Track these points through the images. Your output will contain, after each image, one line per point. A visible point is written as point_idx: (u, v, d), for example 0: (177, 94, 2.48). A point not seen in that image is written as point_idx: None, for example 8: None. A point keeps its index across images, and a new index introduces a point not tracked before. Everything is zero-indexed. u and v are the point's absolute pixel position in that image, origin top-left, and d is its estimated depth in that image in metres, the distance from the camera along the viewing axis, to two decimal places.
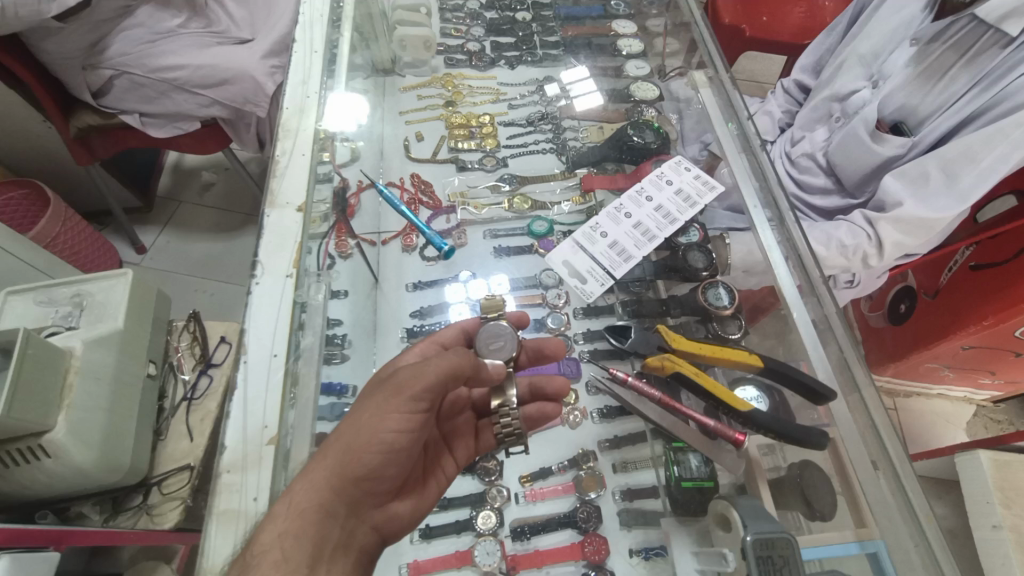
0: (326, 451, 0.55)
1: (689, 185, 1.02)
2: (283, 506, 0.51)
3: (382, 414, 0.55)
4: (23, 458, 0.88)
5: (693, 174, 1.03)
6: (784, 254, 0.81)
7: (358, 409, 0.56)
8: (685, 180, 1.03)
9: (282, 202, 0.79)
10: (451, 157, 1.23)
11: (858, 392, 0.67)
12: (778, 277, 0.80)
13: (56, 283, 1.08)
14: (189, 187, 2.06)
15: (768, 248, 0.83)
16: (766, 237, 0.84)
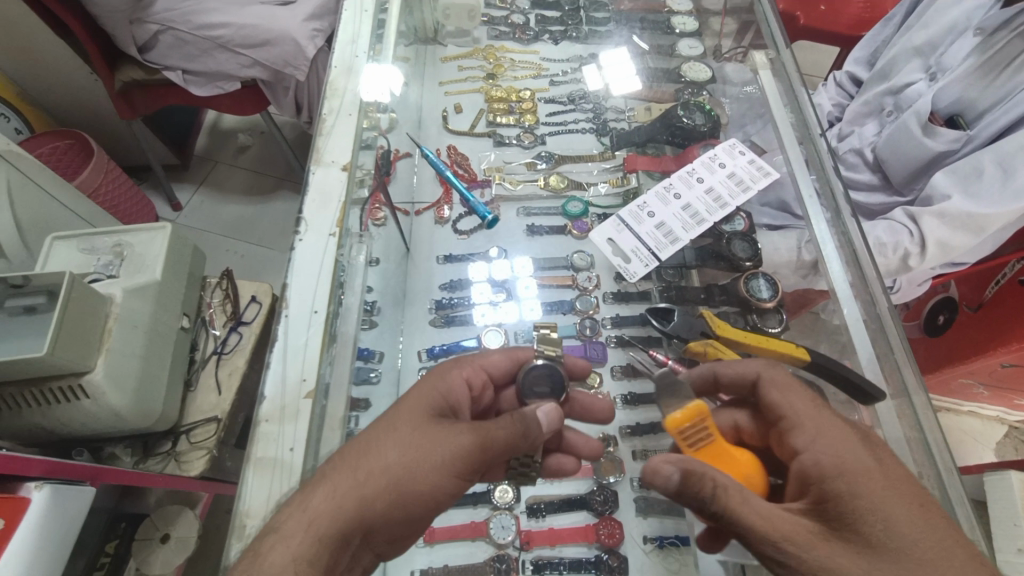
0: (368, 482, 0.53)
1: (743, 170, 0.99)
2: (305, 528, 0.50)
3: (438, 472, 0.55)
4: (64, 397, 0.92)
5: (748, 159, 1.00)
6: (838, 249, 0.78)
7: (411, 448, 0.55)
8: (739, 165, 1.00)
9: (328, 160, 0.81)
10: (489, 131, 1.21)
11: (908, 397, 0.65)
12: (831, 272, 0.77)
13: (98, 232, 1.11)
14: (226, 148, 2.09)
15: (821, 241, 0.80)
16: (819, 228, 0.81)
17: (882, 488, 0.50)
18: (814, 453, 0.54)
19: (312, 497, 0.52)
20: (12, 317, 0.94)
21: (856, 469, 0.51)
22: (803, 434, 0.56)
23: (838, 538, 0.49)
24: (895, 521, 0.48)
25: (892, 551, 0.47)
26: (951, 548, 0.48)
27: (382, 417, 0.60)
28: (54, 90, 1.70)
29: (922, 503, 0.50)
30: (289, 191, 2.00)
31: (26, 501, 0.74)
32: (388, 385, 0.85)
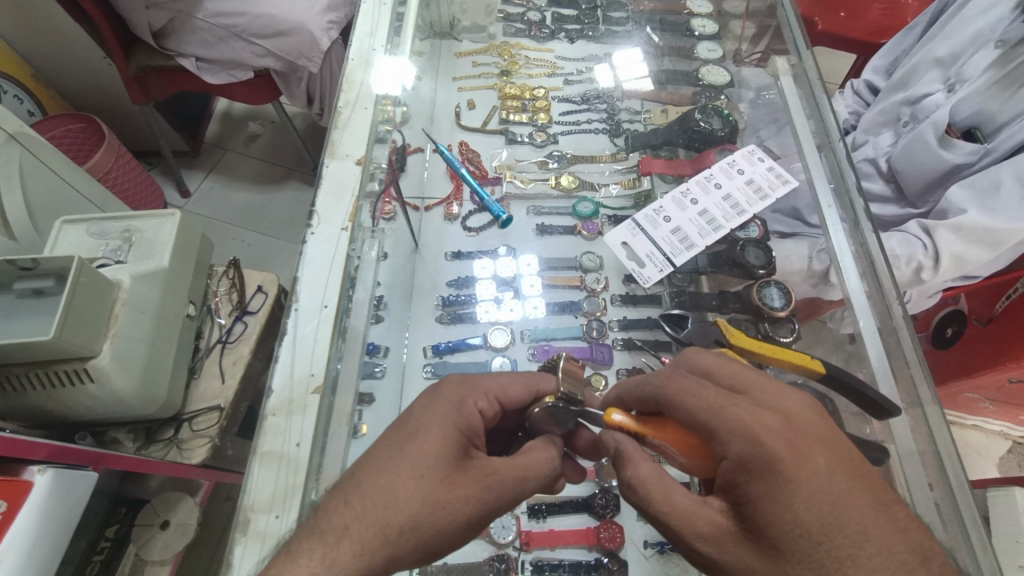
0: (397, 540, 0.49)
1: (762, 177, 0.98)
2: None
3: (466, 525, 0.53)
4: (69, 380, 0.92)
5: (767, 165, 0.99)
6: (856, 261, 0.77)
7: (441, 501, 0.51)
8: (758, 171, 0.99)
9: (343, 153, 0.81)
10: (502, 128, 1.20)
11: (921, 409, 0.64)
12: (848, 283, 0.76)
13: (108, 217, 1.11)
14: (236, 136, 2.09)
15: (839, 251, 0.79)
16: (838, 239, 0.80)
17: (795, 488, 0.45)
18: (727, 453, 0.48)
19: (336, 553, 0.47)
20: (20, 299, 0.94)
21: (769, 472, 0.46)
22: (717, 432, 0.49)
23: (749, 542, 0.46)
24: (808, 522, 0.44)
25: (805, 554, 0.44)
26: (869, 532, 0.44)
27: (399, 451, 0.53)
28: (68, 72, 1.70)
29: (843, 489, 0.45)
30: (298, 181, 1.99)
31: (29, 483, 0.74)
32: (393, 380, 0.85)
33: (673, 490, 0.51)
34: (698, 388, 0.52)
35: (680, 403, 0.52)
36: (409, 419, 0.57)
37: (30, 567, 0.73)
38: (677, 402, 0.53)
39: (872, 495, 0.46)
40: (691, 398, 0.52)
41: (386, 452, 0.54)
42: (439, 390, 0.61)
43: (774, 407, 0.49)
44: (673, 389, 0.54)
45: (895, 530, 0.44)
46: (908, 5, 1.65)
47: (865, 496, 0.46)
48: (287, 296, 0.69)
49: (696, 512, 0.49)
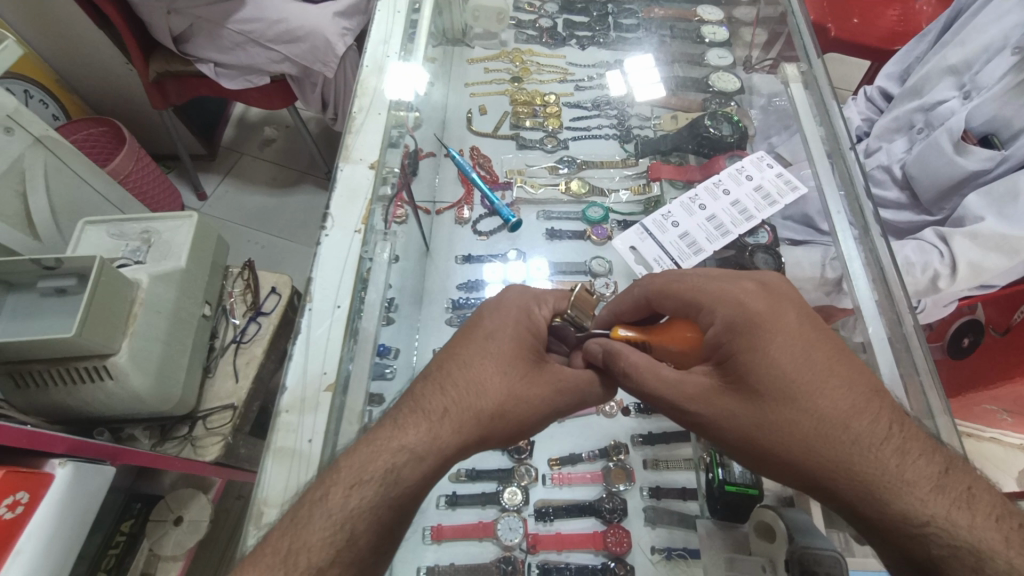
0: (479, 411, 0.56)
1: (770, 183, 0.99)
2: (434, 454, 0.53)
3: (527, 404, 0.59)
4: (89, 377, 0.95)
5: (776, 172, 1.00)
6: (865, 267, 0.77)
7: (521, 394, 0.58)
8: (766, 177, 1.00)
9: (356, 157, 0.83)
10: (513, 133, 1.21)
11: (931, 418, 0.64)
12: (857, 290, 0.76)
13: (128, 218, 1.14)
14: (252, 141, 2.13)
15: (848, 258, 0.79)
16: (847, 245, 0.80)
17: (769, 339, 0.54)
18: (715, 319, 0.58)
19: (438, 428, 0.54)
20: (43, 297, 0.97)
21: (747, 327, 0.55)
22: (704, 303, 0.59)
23: (732, 391, 0.55)
24: (784, 362, 0.53)
25: (782, 390, 0.53)
26: (838, 372, 0.53)
27: (482, 348, 0.60)
28: (91, 78, 1.75)
29: (811, 337, 0.55)
30: (311, 185, 2.02)
31: (50, 476, 0.76)
32: (403, 382, 0.86)
33: (663, 368, 0.58)
34: (682, 275, 0.63)
35: (669, 292, 0.63)
36: (477, 317, 0.64)
37: (49, 559, 0.75)
38: (666, 293, 0.63)
39: (833, 344, 0.55)
40: (677, 285, 0.62)
41: (452, 348, 0.61)
42: (502, 299, 0.65)
43: (753, 279, 0.60)
44: (660, 282, 0.64)
45: (859, 373, 0.54)
46: (922, 12, 1.65)
47: (833, 346, 0.55)
48: (301, 297, 0.71)
49: (682, 378, 0.57)
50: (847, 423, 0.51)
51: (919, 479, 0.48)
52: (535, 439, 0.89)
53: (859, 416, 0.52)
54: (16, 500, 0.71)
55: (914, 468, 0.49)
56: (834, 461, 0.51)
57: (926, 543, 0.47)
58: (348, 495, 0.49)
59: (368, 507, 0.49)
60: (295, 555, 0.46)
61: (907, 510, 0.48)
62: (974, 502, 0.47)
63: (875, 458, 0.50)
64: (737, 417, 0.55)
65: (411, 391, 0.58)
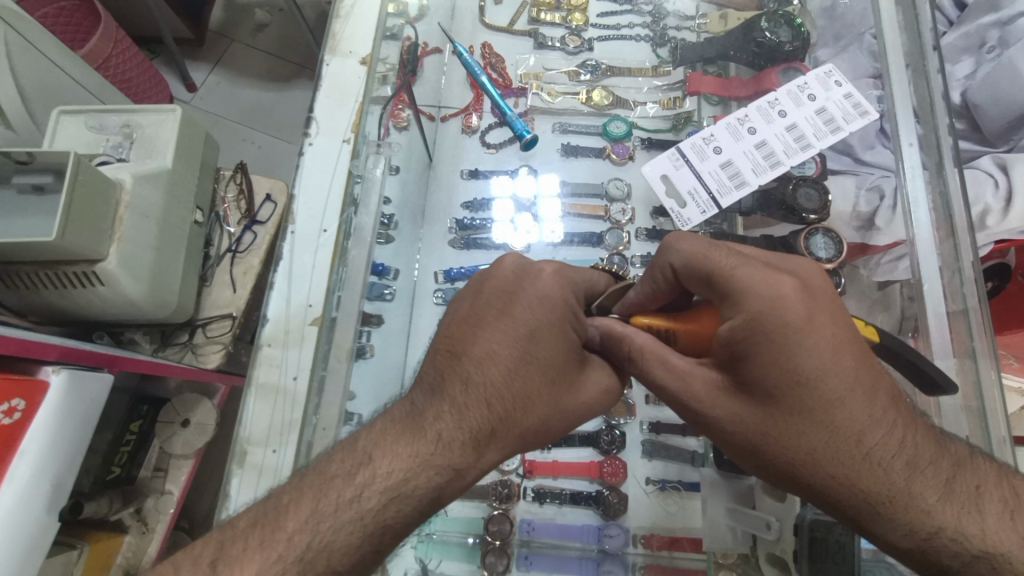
0: (521, 429, 0.49)
1: (836, 105, 0.85)
2: (474, 472, 0.47)
3: (561, 419, 0.52)
4: (79, 281, 0.91)
5: (844, 92, 0.85)
6: (931, 212, 0.73)
7: (566, 406, 0.52)
8: (833, 99, 0.85)
9: (346, 51, 0.78)
10: (531, 29, 1.06)
11: (973, 359, 0.65)
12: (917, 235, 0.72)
13: (106, 109, 1.03)
14: (242, 25, 1.92)
15: (913, 201, 0.74)
16: (914, 187, 0.75)
17: (795, 345, 0.45)
18: (734, 314, 0.48)
19: (486, 450, 0.47)
20: (20, 196, 0.91)
21: (767, 332, 0.46)
22: (727, 291, 0.49)
23: (737, 391, 0.49)
24: (803, 368, 0.45)
25: (800, 402, 0.46)
26: (860, 381, 0.45)
27: (527, 351, 0.49)
28: None
29: (837, 338, 0.46)
30: (307, 81, 1.85)
31: (45, 383, 0.76)
32: (402, 304, 0.82)
33: (670, 355, 0.52)
34: (706, 251, 0.51)
35: (693, 267, 0.52)
36: (513, 296, 0.51)
37: (56, 461, 0.77)
38: (693, 268, 0.52)
39: (858, 345, 0.46)
40: (704, 261, 0.51)
41: (489, 341, 0.48)
42: (536, 275, 0.53)
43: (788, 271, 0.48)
44: (687, 251, 0.52)
45: (882, 379, 0.46)
46: None
47: (859, 351, 0.46)
48: (285, 219, 0.70)
49: (690, 372, 0.52)
50: (862, 439, 0.45)
51: (928, 492, 0.44)
52: None
53: (873, 429, 0.45)
54: (12, 407, 0.72)
55: (924, 480, 0.45)
56: (841, 475, 0.46)
57: (929, 551, 0.44)
58: (385, 503, 0.43)
59: (406, 518, 0.44)
60: (315, 554, 0.41)
61: (911, 523, 0.45)
62: (984, 506, 0.44)
63: (885, 472, 0.45)
64: (739, 420, 0.50)
65: (440, 385, 0.47)
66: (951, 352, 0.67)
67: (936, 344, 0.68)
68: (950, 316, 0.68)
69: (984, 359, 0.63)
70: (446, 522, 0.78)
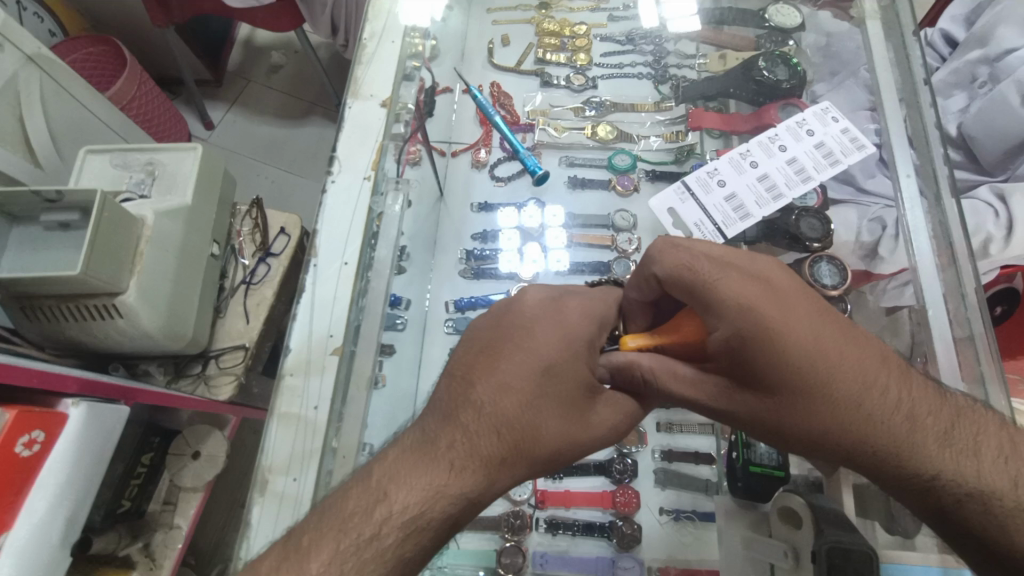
0: (534, 456, 0.50)
1: (834, 140, 0.87)
2: (487, 497, 0.48)
3: (573, 447, 0.52)
4: (99, 314, 0.94)
5: (841, 127, 0.88)
6: (931, 241, 0.74)
7: (578, 437, 0.52)
8: (830, 134, 0.89)
9: (367, 94, 0.82)
10: (537, 69, 1.11)
11: (982, 387, 0.64)
12: (920, 262, 0.74)
13: (131, 147, 1.08)
14: (260, 66, 2.01)
15: (914, 231, 0.76)
16: (913, 215, 0.76)
17: (788, 339, 0.48)
18: (721, 323, 0.50)
19: (498, 475, 0.48)
20: (47, 232, 0.94)
21: (759, 334, 0.48)
22: (708, 301, 0.50)
23: (743, 387, 0.51)
24: (795, 355, 0.48)
25: (800, 387, 0.49)
26: (847, 355, 0.49)
27: (540, 378, 0.50)
28: None
29: (817, 323, 0.49)
30: (321, 118, 1.93)
31: (64, 415, 0.76)
32: (415, 333, 0.84)
33: (679, 365, 0.55)
34: (683, 263, 0.53)
35: (674, 280, 0.53)
36: (527, 329, 0.52)
37: (69, 494, 0.77)
38: (674, 282, 0.53)
39: (836, 323, 0.50)
40: (686, 273, 0.52)
41: (506, 376, 0.50)
42: (562, 308, 0.55)
43: (755, 274, 0.51)
44: (668, 265, 0.53)
45: (865, 346, 0.50)
46: None
47: (839, 330, 0.49)
48: (307, 251, 0.73)
49: (699, 380, 0.54)
50: (864, 404, 0.48)
51: (927, 438, 0.48)
52: None
53: (870, 392, 0.48)
54: (32, 438, 0.72)
55: (923, 426, 0.48)
56: (853, 445, 0.49)
57: (939, 497, 0.48)
58: (403, 536, 0.44)
59: (421, 552, 0.45)
60: None
61: (918, 472, 0.48)
62: (980, 448, 0.48)
63: (889, 430, 0.48)
64: (752, 413, 0.52)
65: (452, 415, 0.48)
66: (960, 375, 0.67)
67: (944, 370, 0.68)
68: (957, 341, 0.68)
69: (993, 384, 0.64)
70: (457, 554, 0.76)
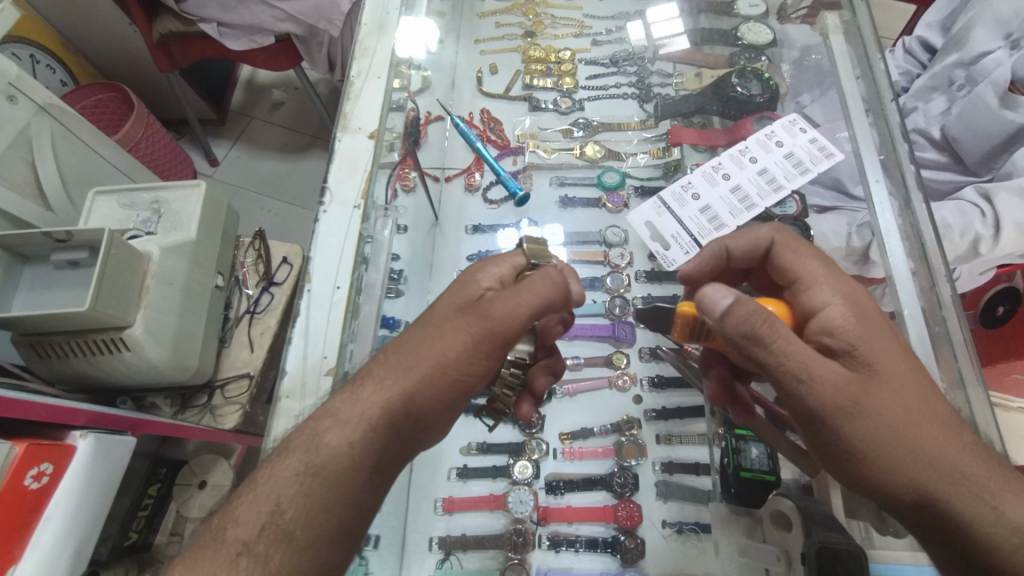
0: (398, 379, 0.55)
1: (803, 149, 0.91)
2: (361, 422, 0.53)
3: (445, 373, 0.56)
4: (106, 348, 0.96)
5: (809, 136, 0.92)
6: (904, 243, 0.75)
7: (446, 359, 0.56)
8: (799, 143, 0.92)
9: (355, 127, 0.83)
10: (525, 94, 1.15)
11: (963, 388, 0.65)
12: (891, 266, 0.74)
13: (137, 187, 1.12)
14: (262, 104, 2.08)
15: (885, 231, 0.76)
16: (883, 217, 0.77)
17: (879, 338, 0.54)
18: (832, 303, 0.56)
19: (368, 400, 0.54)
20: (57, 271, 0.97)
21: (860, 320, 0.54)
22: (818, 287, 0.58)
23: (849, 371, 0.53)
24: (887, 351, 0.53)
25: (894, 381, 0.52)
26: (916, 381, 0.54)
27: (474, 358, 0.56)
28: (96, 42, 1.70)
29: (899, 343, 0.56)
30: (321, 150, 1.98)
31: (71, 448, 0.78)
32: None
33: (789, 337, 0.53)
34: (797, 260, 0.62)
35: (793, 264, 0.61)
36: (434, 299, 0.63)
37: (77, 527, 0.78)
38: (790, 260, 0.62)
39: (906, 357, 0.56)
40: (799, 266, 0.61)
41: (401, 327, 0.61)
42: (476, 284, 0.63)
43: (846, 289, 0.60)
44: (786, 249, 0.63)
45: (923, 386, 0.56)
46: None
47: (908, 359, 0.56)
48: (301, 279, 0.74)
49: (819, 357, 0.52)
50: (931, 417, 0.52)
51: (980, 471, 0.52)
52: (546, 413, 0.88)
53: (940, 417, 0.53)
54: (41, 471, 0.73)
55: (975, 462, 0.52)
56: (929, 457, 0.51)
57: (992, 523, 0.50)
58: (297, 473, 0.50)
59: (298, 479, 0.50)
60: None
61: (978, 497, 0.50)
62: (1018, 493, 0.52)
63: (954, 452, 0.52)
64: (857, 400, 0.51)
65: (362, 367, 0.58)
66: (940, 380, 0.67)
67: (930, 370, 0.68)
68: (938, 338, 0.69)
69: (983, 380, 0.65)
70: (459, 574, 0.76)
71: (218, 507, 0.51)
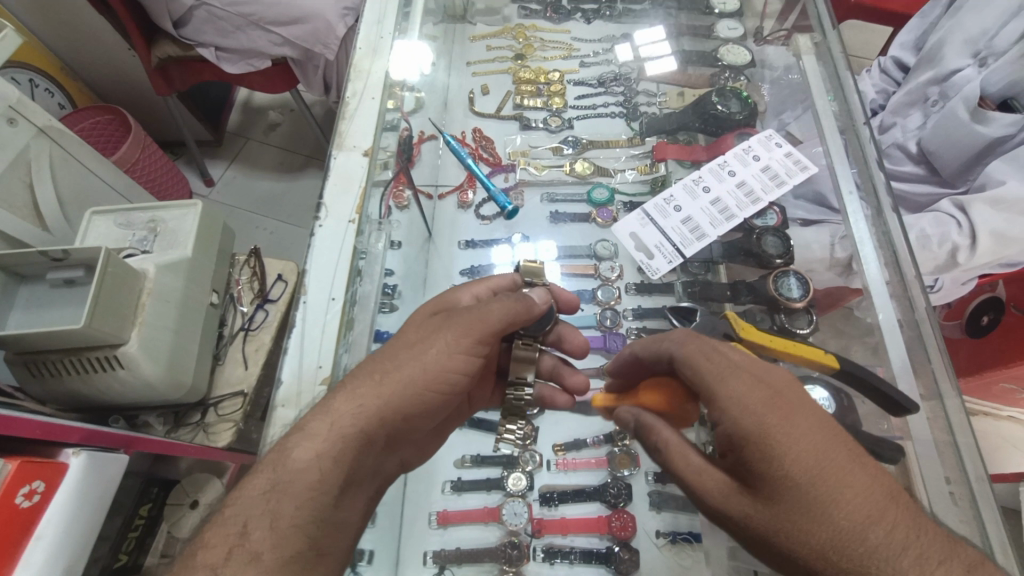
0: (372, 390, 0.59)
1: (778, 163, 0.97)
2: (328, 441, 0.55)
3: (412, 386, 0.60)
4: (100, 367, 0.96)
5: (784, 152, 0.98)
6: (879, 252, 0.77)
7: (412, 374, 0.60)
8: (774, 158, 0.98)
9: (351, 145, 0.87)
10: (515, 114, 1.18)
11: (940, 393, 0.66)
12: (867, 273, 0.77)
13: (134, 207, 1.14)
14: (258, 126, 2.11)
15: (859, 242, 0.79)
16: (858, 228, 0.80)
17: (781, 446, 0.47)
18: (722, 417, 0.51)
19: (335, 422, 0.56)
20: (53, 290, 0.98)
21: (757, 434, 0.48)
22: (712, 395, 0.52)
23: (745, 489, 0.50)
24: (786, 455, 0.47)
25: (794, 496, 0.47)
26: (849, 483, 0.46)
27: (439, 372, 0.61)
28: (95, 66, 1.73)
29: (824, 437, 0.48)
30: (316, 170, 2.01)
31: (65, 465, 0.78)
32: None
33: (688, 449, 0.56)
34: (700, 354, 0.55)
35: (690, 363, 0.56)
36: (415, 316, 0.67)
37: (69, 545, 0.77)
38: (689, 364, 0.56)
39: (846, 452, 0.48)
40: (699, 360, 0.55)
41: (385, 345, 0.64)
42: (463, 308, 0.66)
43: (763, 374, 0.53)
44: (687, 351, 0.56)
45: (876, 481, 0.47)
46: None
47: (846, 451, 0.48)
48: (298, 290, 0.76)
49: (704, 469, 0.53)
50: (860, 526, 0.45)
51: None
52: (539, 424, 0.89)
53: (875, 525, 0.45)
54: (33, 489, 0.73)
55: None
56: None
57: None
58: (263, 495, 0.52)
59: (262, 491, 0.52)
60: None
61: None
62: None
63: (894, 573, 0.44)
64: (749, 514, 0.49)
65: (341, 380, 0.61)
66: (917, 387, 0.68)
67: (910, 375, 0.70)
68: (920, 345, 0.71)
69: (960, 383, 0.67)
70: None
71: (212, 520, 0.51)
